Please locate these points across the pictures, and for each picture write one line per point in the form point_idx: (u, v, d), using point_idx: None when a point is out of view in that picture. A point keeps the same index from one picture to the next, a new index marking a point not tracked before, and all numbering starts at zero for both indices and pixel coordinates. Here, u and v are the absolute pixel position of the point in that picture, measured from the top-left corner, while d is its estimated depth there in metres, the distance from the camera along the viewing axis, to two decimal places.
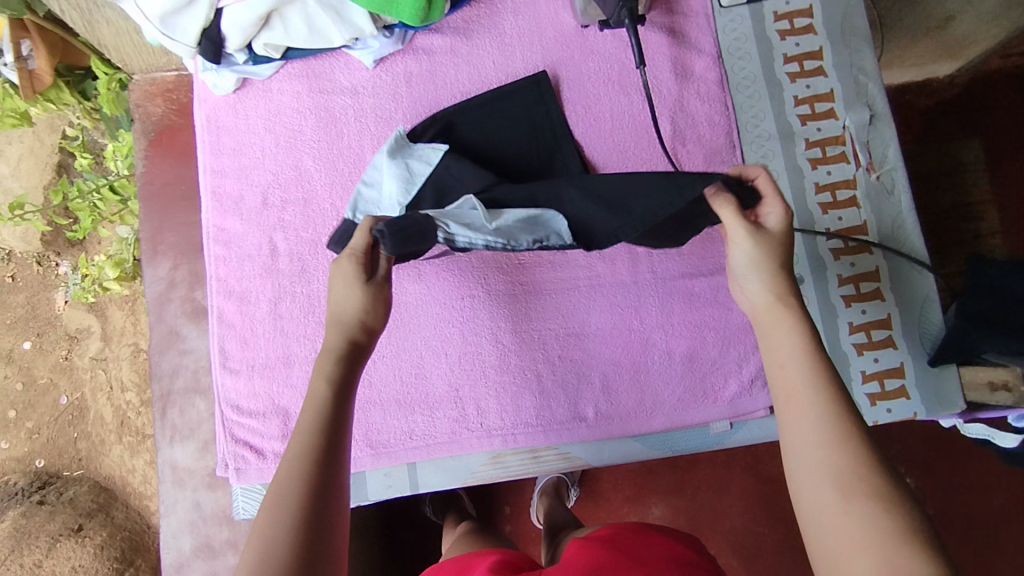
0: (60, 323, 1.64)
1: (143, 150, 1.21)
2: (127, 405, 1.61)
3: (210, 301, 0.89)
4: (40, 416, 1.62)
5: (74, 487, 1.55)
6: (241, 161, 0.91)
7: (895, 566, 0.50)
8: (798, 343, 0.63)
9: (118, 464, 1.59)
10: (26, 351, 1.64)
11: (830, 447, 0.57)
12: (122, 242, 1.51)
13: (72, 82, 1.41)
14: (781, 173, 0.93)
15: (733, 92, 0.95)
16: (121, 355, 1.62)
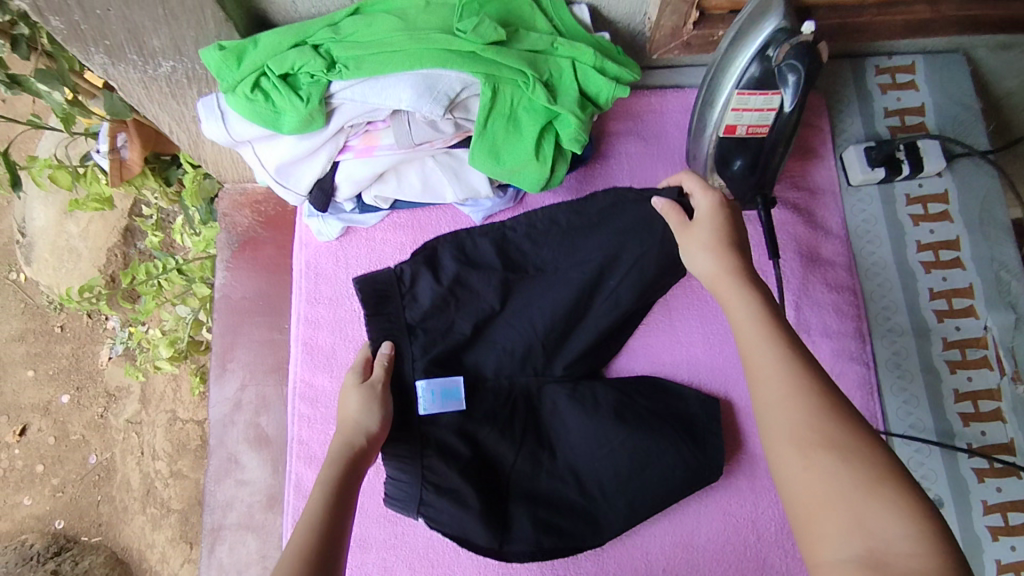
0: (102, 378, 1.50)
1: (225, 259, 1.19)
2: (155, 476, 1.46)
3: (288, 464, 0.83)
4: (67, 473, 1.47)
5: (90, 557, 1.41)
6: (338, 313, 0.87)
7: (870, 527, 0.45)
8: (758, 320, 0.57)
9: (138, 536, 1.44)
10: (64, 404, 1.49)
11: (794, 402, 0.51)
12: (179, 320, 1.41)
13: (158, 170, 1.37)
14: (916, 375, 0.85)
15: (862, 279, 0.88)
16: (156, 422, 1.48)
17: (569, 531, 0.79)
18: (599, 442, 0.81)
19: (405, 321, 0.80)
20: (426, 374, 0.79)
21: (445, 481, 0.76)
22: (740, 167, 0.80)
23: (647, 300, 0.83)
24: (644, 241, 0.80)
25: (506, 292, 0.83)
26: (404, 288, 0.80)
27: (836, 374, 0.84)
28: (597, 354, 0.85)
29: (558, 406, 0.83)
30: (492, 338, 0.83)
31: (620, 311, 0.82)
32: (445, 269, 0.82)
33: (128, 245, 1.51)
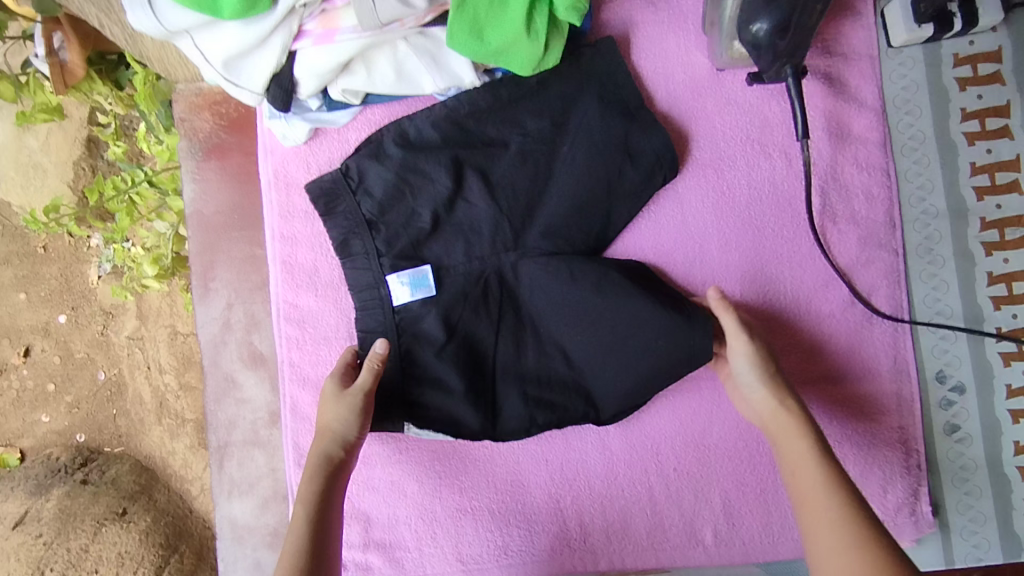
0: (95, 297, 1.40)
1: (191, 169, 1.08)
2: (166, 389, 1.39)
3: (281, 388, 0.79)
4: (80, 390, 1.40)
5: (116, 466, 1.37)
6: (316, 226, 0.79)
7: None
8: (817, 470, 0.61)
9: (159, 445, 1.39)
10: (63, 324, 1.40)
11: (849, 554, 0.54)
12: (159, 236, 1.30)
13: (105, 70, 1.13)
14: (948, 260, 0.78)
15: (897, 157, 0.79)
16: (158, 337, 1.39)
17: (562, 405, 0.75)
18: (582, 316, 0.74)
19: (363, 215, 0.75)
20: (393, 268, 0.75)
21: (429, 370, 0.74)
22: (766, 32, 0.64)
23: (611, 158, 0.74)
24: (599, 99, 0.75)
25: (459, 169, 0.76)
26: (353, 184, 0.75)
27: (862, 265, 0.77)
28: (578, 228, 0.76)
29: (534, 281, 0.75)
30: (458, 221, 0.76)
31: (586, 174, 0.75)
32: (390, 155, 0.76)
33: (95, 158, 1.35)
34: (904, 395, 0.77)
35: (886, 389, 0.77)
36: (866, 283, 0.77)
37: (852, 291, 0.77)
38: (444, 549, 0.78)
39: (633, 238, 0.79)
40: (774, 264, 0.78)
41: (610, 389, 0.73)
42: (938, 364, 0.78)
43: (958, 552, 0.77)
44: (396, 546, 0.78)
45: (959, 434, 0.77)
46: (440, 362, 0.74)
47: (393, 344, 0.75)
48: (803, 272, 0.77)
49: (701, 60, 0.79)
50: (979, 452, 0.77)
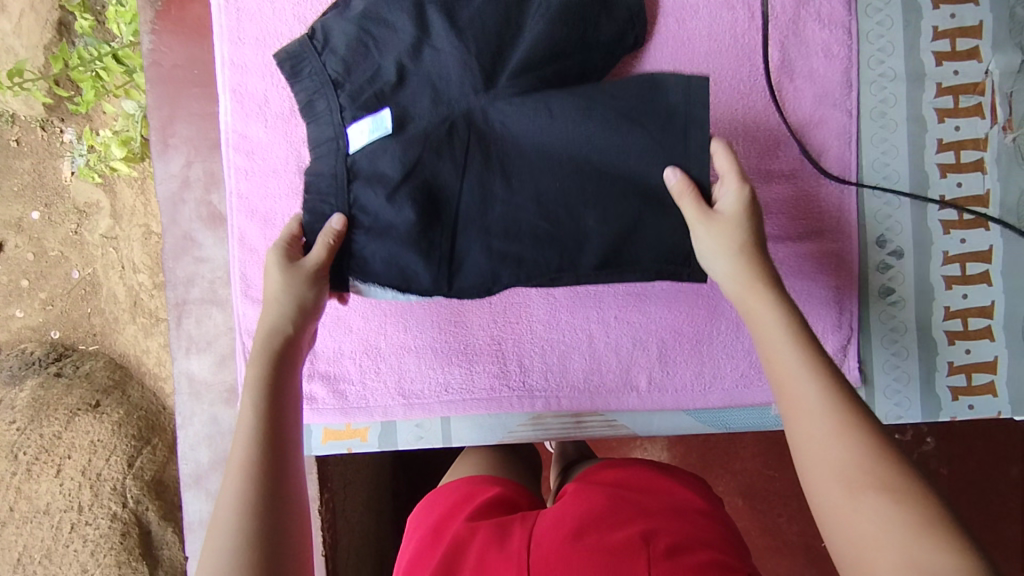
0: (69, 195, 1.38)
1: (149, 22, 1.05)
2: (139, 287, 1.36)
3: (230, 220, 0.79)
4: (53, 287, 1.39)
5: (90, 362, 1.35)
6: (266, 54, 0.77)
7: (919, 562, 0.42)
8: (795, 352, 0.55)
9: (133, 344, 1.37)
10: (36, 222, 1.39)
11: (832, 443, 0.49)
12: (128, 118, 1.28)
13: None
14: (901, 125, 0.78)
15: (861, 17, 0.78)
16: (132, 236, 1.36)
17: (534, 260, 0.69)
18: (556, 164, 0.68)
19: (328, 75, 0.68)
20: (353, 119, 0.67)
21: (379, 219, 0.67)
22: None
23: (588, 7, 0.70)
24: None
25: (423, 11, 0.69)
26: (317, 37, 0.69)
27: (814, 123, 0.77)
28: (554, 82, 0.70)
29: (508, 127, 0.68)
30: (423, 70, 0.68)
31: (562, 16, 0.69)
32: (352, 9, 0.70)
33: (68, 42, 1.29)
34: (843, 255, 0.78)
35: (827, 249, 0.78)
36: (817, 142, 0.78)
37: (802, 149, 0.77)
38: (387, 384, 0.80)
39: None
40: (727, 118, 0.77)
41: (585, 238, 0.68)
42: (879, 228, 0.79)
43: (880, 408, 0.80)
44: (340, 378, 0.80)
45: (893, 297, 0.79)
46: (397, 214, 0.66)
47: (345, 201, 0.67)
48: (756, 129, 0.77)
49: None
50: (910, 316, 0.79)
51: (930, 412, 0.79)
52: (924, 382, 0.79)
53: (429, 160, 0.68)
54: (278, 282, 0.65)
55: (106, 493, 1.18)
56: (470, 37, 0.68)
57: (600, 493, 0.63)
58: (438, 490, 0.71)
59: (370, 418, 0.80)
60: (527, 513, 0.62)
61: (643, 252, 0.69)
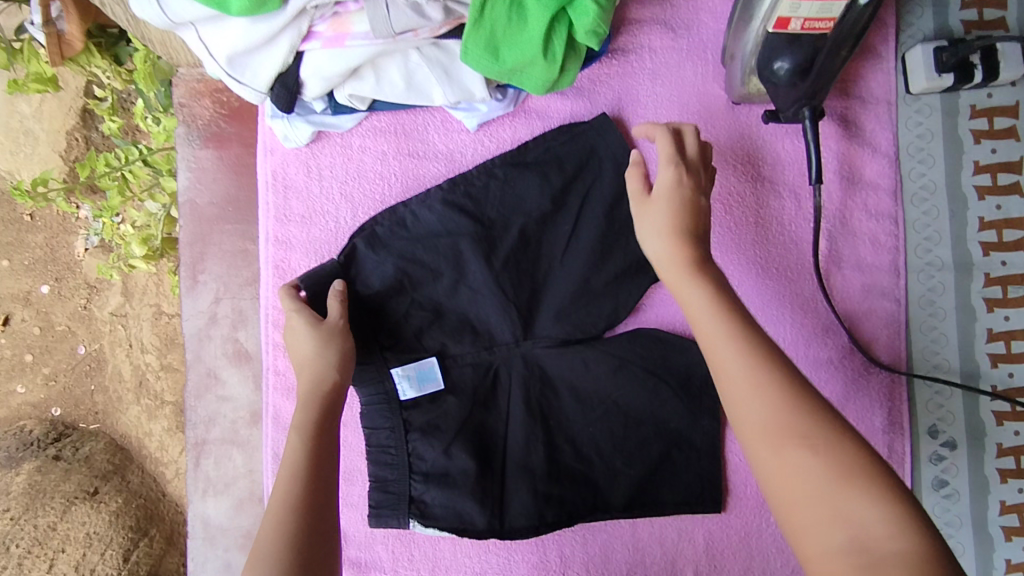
0: (79, 270, 1.31)
1: (186, 155, 1.05)
2: (145, 368, 1.30)
3: (265, 396, 0.77)
4: (57, 362, 1.31)
5: (90, 443, 1.29)
6: (311, 233, 0.77)
7: (848, 513, 0.44)
8: (727, 331, 0.54)
9: (135, 425, 1.30)
10: (45, 295, 1.31)
11: (755, 405, 0.50)
12: (150, 216, 1.23)
13: (104, 45, 1.09)
14: (950, 314, 0.77)
15: (907, 206, 0.78)
16: (142, 315, 1.30)
17: (571, 500, 0.75)
18: (592, 407, 0.76)
19: (360, 304, 0.75)
20: (399, 361, 0.76)
21: (435, 466, 0.75)
22: (787, 72, 0.64)
23: (614, 239, 0.75)
24: (603, 180, 0.76)
25: (460, 255, 0.76)
26: (353, 276, 0.75)
27: (864, 312, 0.76)
28: (587, 314, 0.76)
29: (547, 367, 0.77)
30: (462, 308, 0.77)
31: (591, 253, 0.75)
32: (389, 245, 0.76)
33: (90, 129, 1.30)
34: (894, 446, 0.77)
35: (879, 440, 0.76)
36: (867, 330, 0.76)
37: (852, 339, 0.76)
38: (421, 573, 0.77)
39: (655, 312, 0.77)
40: (776, 305, 0.77)
41: (617, 482, 0.75)
42: (931, 418, 0.77)
43: None
44: (371, 565, 0.77)
45: (947, 490, 0.77)
46: (451, 457, 0.75)
47: (403, 440, 0.75)
48: (805, 316, 0.76)
49: (716, 90, 0.78)
50: (965, 510, 0.76)
51: None
52: None
53: (478, 394, 0.76)
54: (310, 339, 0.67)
55: None
56: (505, 283, 0.76)
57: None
58: None
59: None
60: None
61: (663, 493, 0.75)
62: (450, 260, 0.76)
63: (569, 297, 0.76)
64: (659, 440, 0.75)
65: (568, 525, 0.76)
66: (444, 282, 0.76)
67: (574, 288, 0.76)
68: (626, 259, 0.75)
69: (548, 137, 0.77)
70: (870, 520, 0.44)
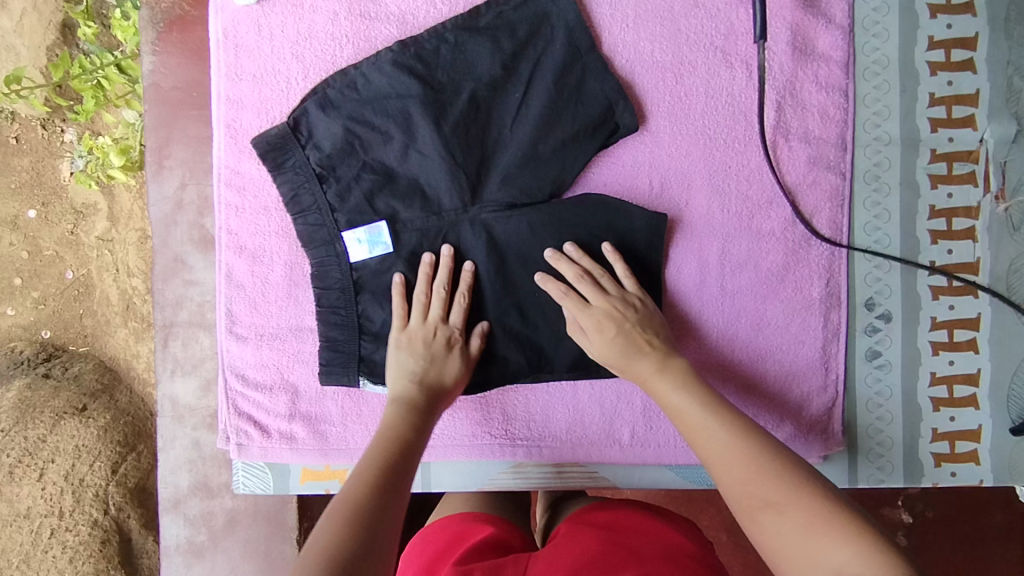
0: (66, 195, 1.32)
1: (150, 42, 1.04)
2: (133, 292, 1.31)
3: (217, 255, 0.79)
4: (46, 287, 1.32)
5: (79, 363, 1.29)
6: (262, 92, 0.77)
7: (805, 519, 0.50)
8: (704, 415, 0.62)
9: (123, 347, 1.31)
10: (32, 220, 1.32)
11: (727, 440, 0.59)
12: (127, 126, 1.24)
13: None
14: (894, 189, 0.78)
15: (858, 80, 0.78)
16: (128, 241, 1.31)
17: (515, 361, 0.78)
18: (539, 272, 0.78)
19: (312, 168, 0.76)
20: (349, 225, 0.76)
21: (383, 326, 0.77)
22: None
23: (563, 104, 0.76)
24: (557, 46, 0.76)
25: (409, 118, 0.76)
26: (304, 136, 0.76)
27: (807, 184, 0.77)
28: (534, 180, 0.77)
29: (496, 233, 0.77)
30: (413, 173, 0.77)
31: (539, 118, 0.76)
32: (339, 106, 0.76)
33: (71, 45, 1.28)
34: (830, 316, 0.78)
35: (815, 309, 0.78)
36: (810, 203, 0.77)
37: (795, 210, 0.77)
38: (368, 427, 0.80)
39: (601, 180, 0.78)
40: (722, 176, 0.77)
41: (561, 344, 0.78)
42: (868, 291, 0.79)
43: (862, 471, 0.79)
44: (321, 419, 0.79)
45: (880, 360, 0.79)
46: None
47: (351, 300, 0.76)
48: (750, 187, 0.77)
49: None
50: (895, 381, 0.79)
51: (913, 477, 0.78)
52: (907, 449, 0.78)
53: (425, 259, 0.77)
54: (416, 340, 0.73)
55: (89, 498, 1.16)
56: (453, 147, 0.76)
57: (592, 541, 0.63)
58: (427, 530, 0.71)
59: (349, 460, 0.80)
60: (519, 556, 0.62)
61: None
62: (400, 123, 0.76)
63: (517, 163, 0.77)
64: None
65: (510, 385, 0.79)
66: (394, 146, 0.77)
67: (521, 153, 0.76)
68: (575, 125, 0.76)
69: (499, 2, 0.77)
70: (810, 523, 0.50)
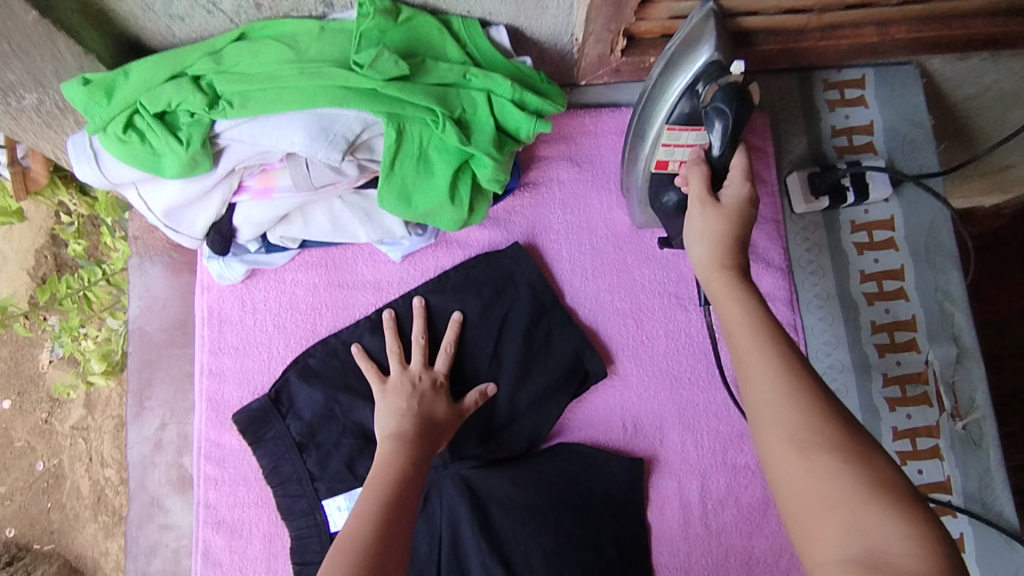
0: (44, 382, 1.27)
1: (139, 285, 1.09)
2: (105, 483, 1.24)
3: (195, 531, 0.78)
4: (14, 480, 1.25)
5: (41, 566, 1.20)
6: (244, 364, 0.81)
7: (862, 529, 0.41)
8: (759, 334, 0.52)
9: (91, 544, 1.23)
10: (4, 411, 1.27)
11: (774, 408, 0.47)
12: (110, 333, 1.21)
13: (70, 178, 1.14)
14: (855, 414, 0.81)
15: (803, 313, 0.85)
16: (104, 428, 1.26)
17: None
18: (523, 523, 0.77)
19: (292, 438, 0.77)
20: (330, 493, 0.76)
21: None
22: (671, 203, 0.73)
23: (534, 358, 0.81)
24: (523, 302, 0.82)
25: None
26: (285, 409, 0.78)
27: None
28: (514, 434, 0.81)
29: (477, 488, 0.77)
30: None
31: (513, 373, 0.80)
32: (318, 375, 0.79)
33: (59, 246, 1.34)
34: None
35: None
36: None
37: None
38: None
39: (577, 426, 0.82)
40: (690, 413, 0.81)
41: None
42: None
43: None
44: None
45: None
46: None
47: None
48: (720, 421, 0.80)
49: (620, 216, 0.86)
50: None
51: None
52: None
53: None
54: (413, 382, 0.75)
55: None
56: None
57: None
58: None
59: None
60: None
61: None
62: None
63: (494, 417, 0.80)
64: (591, 554, 0.76)
65: None
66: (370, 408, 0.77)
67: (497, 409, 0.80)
68: (546, 377, 0.81)
69: (466, 265, 0.83)
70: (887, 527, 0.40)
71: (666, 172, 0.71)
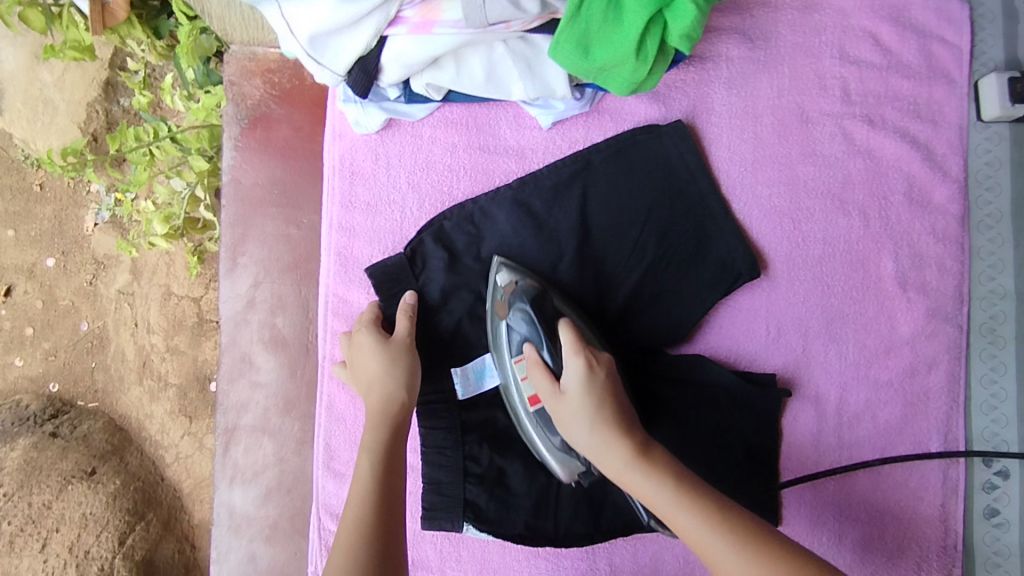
0: (88, 245, 1.19)
1: (232, 137, 1.01)
2: (150, 349, 1.18)
3: (320, 384, 0.77)
4: (58, 337, 1.20)
5: (88, 422, 1.18)
6: (376, 221, 0.77)
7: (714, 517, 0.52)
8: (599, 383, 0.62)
9: (135, 406, 1.19)
10: (49, 269, 1.20)
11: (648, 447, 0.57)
12: (173, 194, 1.09)
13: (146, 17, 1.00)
14: (1010, 342, 0.77)
15: (972, 232, 0.78)
16: (150, 295, 1.19)
17: (625, 508, 0.74)
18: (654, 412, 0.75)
19: (426, 300, 0.74)
20: (460, 361, 0.74)
21: (490, 467, 0.74)
22: (561, 441, 0.67)
23: (685, 246, 0.75)
24: (679, 186, 0.75)
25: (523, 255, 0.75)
26: (419, 271, 0.74)
27: (924, 336, 0.76)
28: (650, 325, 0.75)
29: None
30: None
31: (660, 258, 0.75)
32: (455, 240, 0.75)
33: (111, 101, 1.16)
34: (949, 473, 0.76)
35: (933, 465, 0.76)
36: (927, 354, 0.76)
37: (913, 360, 0.76)
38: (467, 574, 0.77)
39: (724, 327, 0.77)
40: (838, 322, 0.76)
41: None
42: (985, 445, 0.77)
43: None
44: (417, 563, 0.77)
45: (998, 518, 0.76)
46: (507, 462, 0.74)
47: (458, 442, 0.73)
48: (867, 335, 0.76)
49: (789, 103, 0.77)
50: (1016, 540, 0.75)
51: None
52: None
53: None
54: (383, 365, 0.67)
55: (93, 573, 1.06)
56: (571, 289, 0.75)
57: None
58: None
59: None
60: None
61: None
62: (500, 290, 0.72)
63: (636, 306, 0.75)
64: (719, 452, 0.75)
65: (621, 533, 0.74)
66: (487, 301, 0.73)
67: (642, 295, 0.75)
68: (700, 271, 0.75)
69: (624, 137, 0.76)
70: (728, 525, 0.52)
71: (540, 410, 0.68)
